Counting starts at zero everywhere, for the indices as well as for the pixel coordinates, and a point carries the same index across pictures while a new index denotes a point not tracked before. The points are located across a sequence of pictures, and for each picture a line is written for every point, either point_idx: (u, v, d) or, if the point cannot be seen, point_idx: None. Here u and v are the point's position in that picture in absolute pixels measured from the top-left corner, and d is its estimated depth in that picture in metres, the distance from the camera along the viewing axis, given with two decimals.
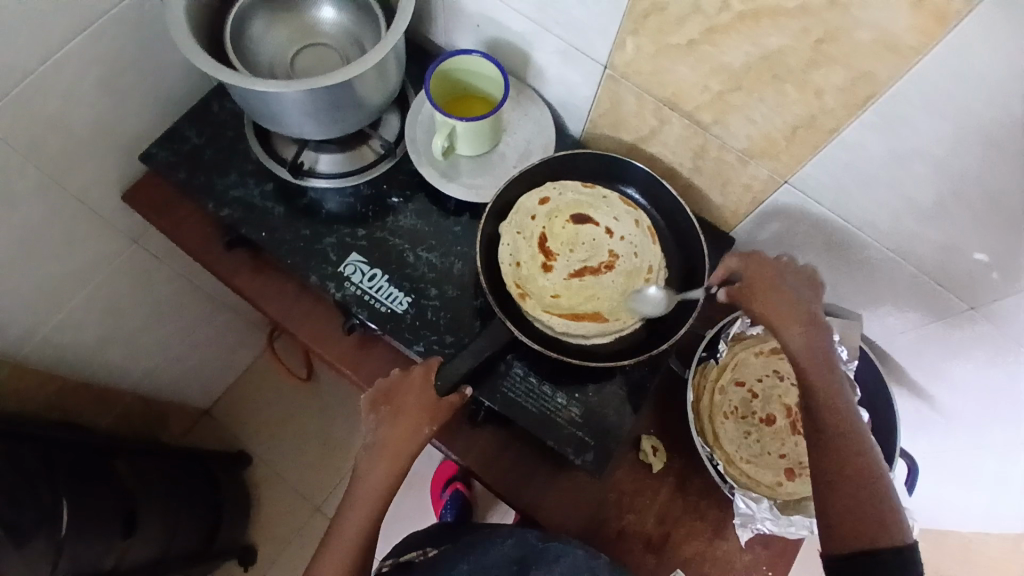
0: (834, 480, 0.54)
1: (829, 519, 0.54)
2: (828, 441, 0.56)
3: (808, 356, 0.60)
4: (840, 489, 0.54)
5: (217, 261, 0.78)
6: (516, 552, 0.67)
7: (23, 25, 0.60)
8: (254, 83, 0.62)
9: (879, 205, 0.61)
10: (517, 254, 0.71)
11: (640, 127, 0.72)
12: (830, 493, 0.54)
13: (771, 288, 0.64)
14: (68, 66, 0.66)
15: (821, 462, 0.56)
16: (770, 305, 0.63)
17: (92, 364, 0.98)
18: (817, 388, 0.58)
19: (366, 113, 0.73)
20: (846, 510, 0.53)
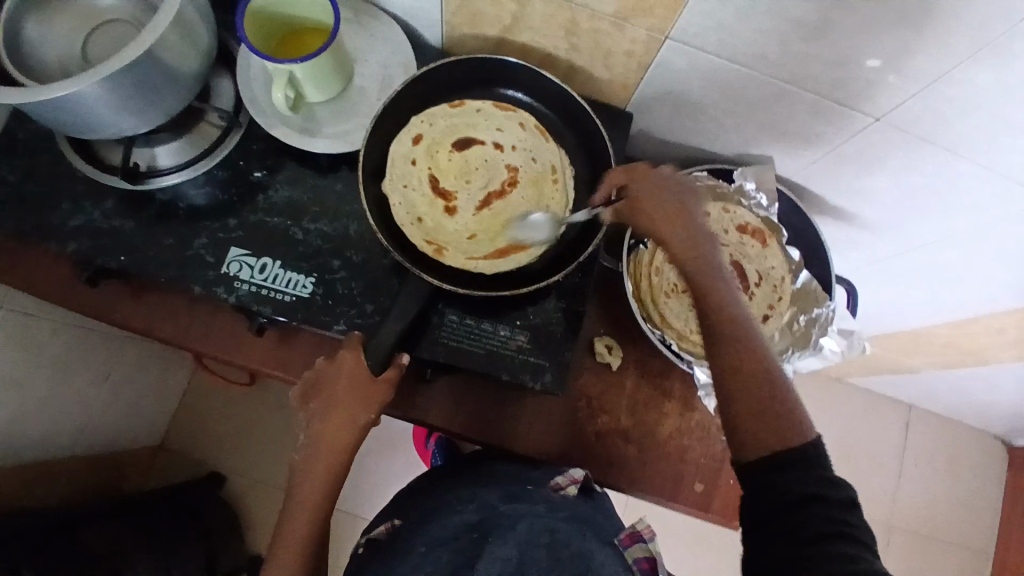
0: (743, 388, 0.51)
1: (742, 426, 0.51)
2: (722, 345, 0.52)
3: (695, 255, 0.55)
4: (746, 392, 0.51)
5: (85, 301, 0.68)
6: (475, 517, 0.65)
7: None
8: (39, 94, 0.52)
9: (765, 36, 0.57)
10: (415, 209, 0.64)
11: (501, 16, 0.64)
12: (739, 399, 0.51)
13: (665, 198, 0.57)
14: None
15: (720, 368, 0.52)
16: (652, 218, 0.56)
17: (7, 448, 0.89)
18: (710, 291, 0.53)
19: (190, 84, 0.61)
20: (755, 413, 0.50)
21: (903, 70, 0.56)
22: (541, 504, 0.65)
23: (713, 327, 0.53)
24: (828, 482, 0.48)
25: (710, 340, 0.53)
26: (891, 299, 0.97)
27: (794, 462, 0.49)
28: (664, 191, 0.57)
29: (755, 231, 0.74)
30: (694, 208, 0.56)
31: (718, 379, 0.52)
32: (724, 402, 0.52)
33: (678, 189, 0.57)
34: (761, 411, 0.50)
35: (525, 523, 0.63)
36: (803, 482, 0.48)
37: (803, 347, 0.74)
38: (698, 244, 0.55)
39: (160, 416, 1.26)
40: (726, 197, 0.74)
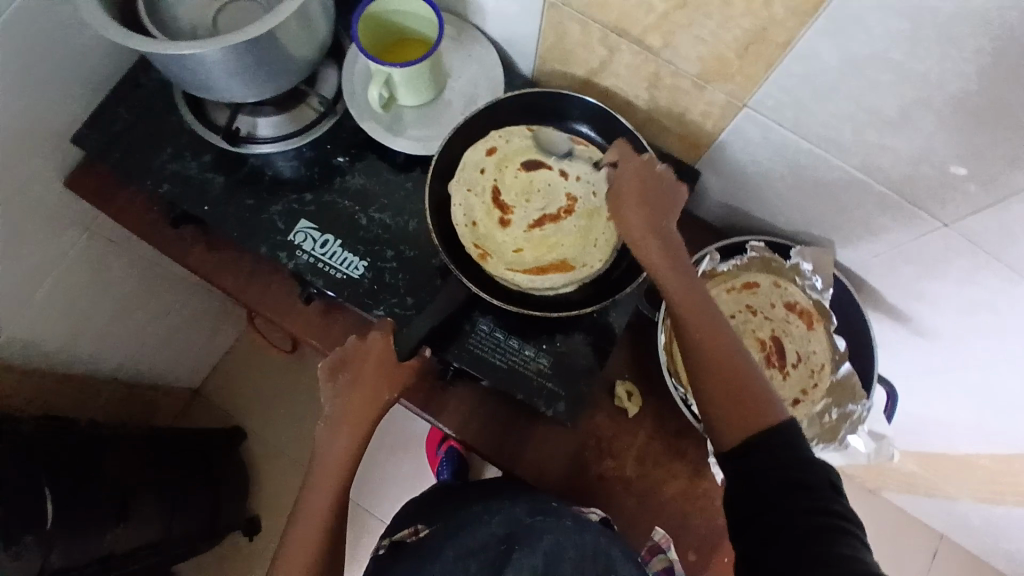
0: (710, 373, 0.54)
1: (714, 411, 0.53)
2: (692, 334, 0.55)
3: (663, 255, 0.58)
4: (715, 376, 0.53)
5: (166, 241, 0.75)
6: (503, 529, 0.63)
7: None
8: (166, 47, 0.58)
9: (841, 120, 0.58)
10: (472, 212, 0.67)
11: (590, 59, 0.68)
12: (709, 383, 0.54)
13: (646, 194, 0.59)
14: None
15: (693, 357, 0.55)
16: (631, 209, 0.59)
17: (65, 357, 0.97)
18: (676, 285, 0.57)
19: (299, 67, 0.68)
20: (722, 396, 0.53)
21: (982, 181, 0.55)
22: (569, 521, 0.62)
23: (683, 318, 0.56)
24: (800, 461, 0.48)
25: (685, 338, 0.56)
26: (940, 417, 0.92)
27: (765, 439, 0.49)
28: (620, 187, 0.60)
29: (802, 311, 0.74)
30: (665, 209, 0.60)
31: (691, 367, 0.55)
32: (698, 389, 0.55)
33: (648, 182, 0.60)
34: (728, 395, 0.52)
35: (554, 536, 0.61)
36: (784, 457, 0.48)
37: (829, 441, 0.71)
38: (670, 244, 0.59)
39: (202, 364, 1.34)
40: (778, 271, 0.75)
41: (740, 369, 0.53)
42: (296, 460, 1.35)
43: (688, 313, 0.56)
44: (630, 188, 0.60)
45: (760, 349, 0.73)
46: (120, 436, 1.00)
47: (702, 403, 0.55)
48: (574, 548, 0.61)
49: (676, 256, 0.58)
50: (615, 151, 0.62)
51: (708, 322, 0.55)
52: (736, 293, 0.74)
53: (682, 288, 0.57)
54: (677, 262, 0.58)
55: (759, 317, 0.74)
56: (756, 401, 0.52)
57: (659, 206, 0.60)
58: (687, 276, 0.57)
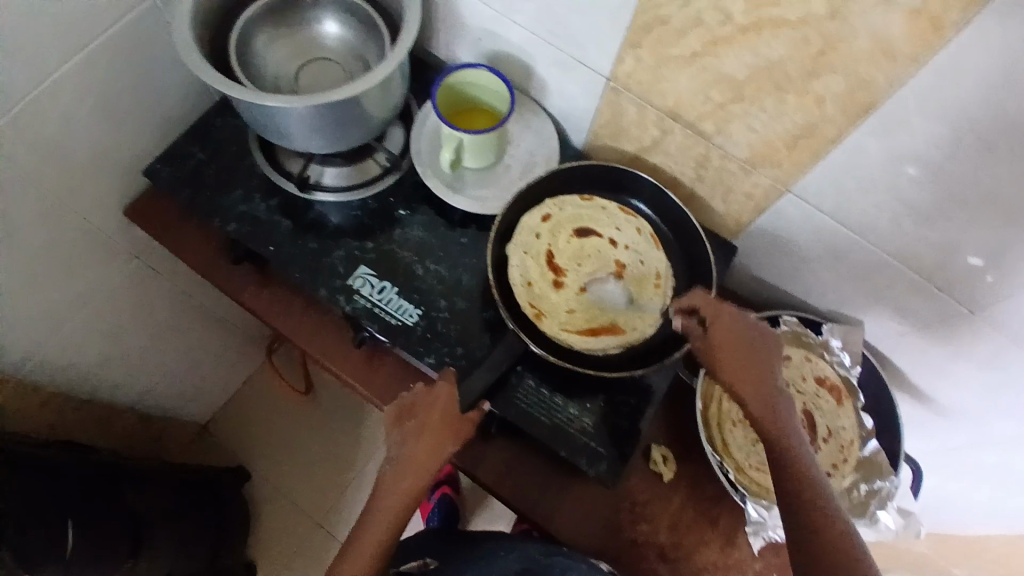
0: (808, 528, 0.52)
1: (809, 569, 0.51)
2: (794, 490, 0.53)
3: (758, 390, 0.57)
4: (813, 534, 0.51)
5: (223, 276, 0.77)
6: (518, 565, 0.76)
7: (25, 45, 0.60)
8: (262, 99, 0.63)
9: (878, 209, 0.63)
10: (528, 274, 0.70)
11: (642, 137, 0.73)
12: (803, 540, 0.52)
13: (733, 352, 0.57)
14: (63, 90, 0.67)
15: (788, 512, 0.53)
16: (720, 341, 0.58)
17: (90, 382, 0.97)
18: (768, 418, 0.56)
19: (371, 126, 0.72)
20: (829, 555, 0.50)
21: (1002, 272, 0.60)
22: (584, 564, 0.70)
23: (786, 472, 0.54)
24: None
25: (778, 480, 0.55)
26: (956, 497, 0.94)
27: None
28: (713, 342, 0.57)
29: (833, 387, 0.77)
30: (759, 337, 0.58)
31: (787, 518, 0.54)
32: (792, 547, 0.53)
33: (739, 313, 0.59)
34: (825, 553, 0.51)
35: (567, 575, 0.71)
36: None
37: (860, 515, 0.73)
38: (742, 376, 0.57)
39: (216, 399, 1.33)
40: (809, 346, 0.77)
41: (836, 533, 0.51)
42: (299, 504, 1.32)
43: (788, 463, 0.54)
44: (725, 351, 0.57)
45: None
46: (131, 467, 0.98)
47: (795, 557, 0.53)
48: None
49: (767, 390, 0.57)
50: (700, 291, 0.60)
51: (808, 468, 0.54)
52: None
53: (778, 428, 0.55)
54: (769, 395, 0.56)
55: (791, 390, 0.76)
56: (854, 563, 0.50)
57: (747, 337, 0.58)
58: (779, 413, 0.56)
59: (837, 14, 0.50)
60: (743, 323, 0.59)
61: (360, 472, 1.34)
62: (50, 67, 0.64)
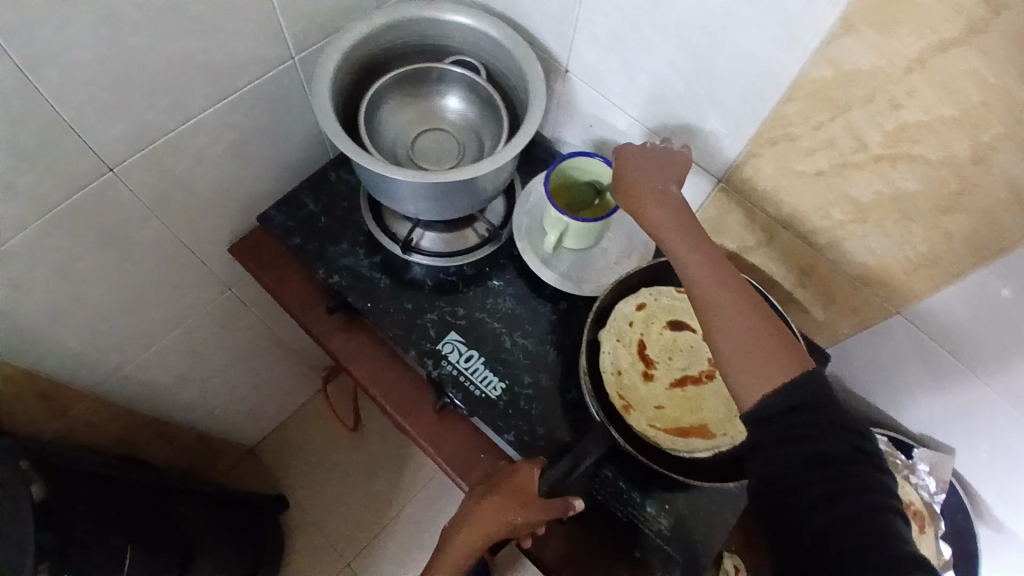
0: (749, 348, 0.52)
1: (752, 393, 0.51)
2: (739, 337, 0.53)
3: (701, 252, 0.57)
4: (755, 354, 0.52)
5: (313, 320, 0.79)
6: None
7: (172, 92, 0.65)
8: (389, 170, 0.66)
9: (993, 348, 0.61)
10: (618, 362, 0.69)
11: (745, 238, 0.74)
12: (743, 361, 0.52)
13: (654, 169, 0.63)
14: (202, 131, 0.71)
15: (726, 342, 0.53)
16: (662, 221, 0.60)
17: (164, 401, 1.00)
18: (711, 291, 0.55)
19: (479, 200, 0.75)
20: (778, 426, 0.50)
21: None
22: None
23: (729, 332, 0.53)
24: (841, 424, 0.49)
25: (715, 317, 0.54)
26: None
27: (805, 393, 0.50)
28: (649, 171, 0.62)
29: (916, 513, 0.73)
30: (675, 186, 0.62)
31: (730, 372, 0.53)
32: (732, 374, 0.52)
33: (665, 157, 0.64)
34: (765, 372, 0.51)
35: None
36: (822, 427, 0.49)
37: None
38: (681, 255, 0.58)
39: (267, 425, 1.35)
40: (892, 467, 0.74)
41: (769, 322, 0.53)
42: (331, 542, 1.31)
43: (730, 329, 0.53)
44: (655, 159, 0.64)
45: None
46: (187, 490, 0.99)
47: (735, 385, 0.53)
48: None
49: (706, 249, 0.58)
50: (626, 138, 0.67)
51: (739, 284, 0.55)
52: None
53: (711, 289, 0.55)
54: (717, 268, 0.56)
55: None
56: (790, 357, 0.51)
57: (683, 213, 0.60)
58: (714, 259, 0.57)
59: (982, 162, 0.50)
60: (675, 202, 0.61)
61: (396, 516, 1.33)
62: (191, 112, 0.68)
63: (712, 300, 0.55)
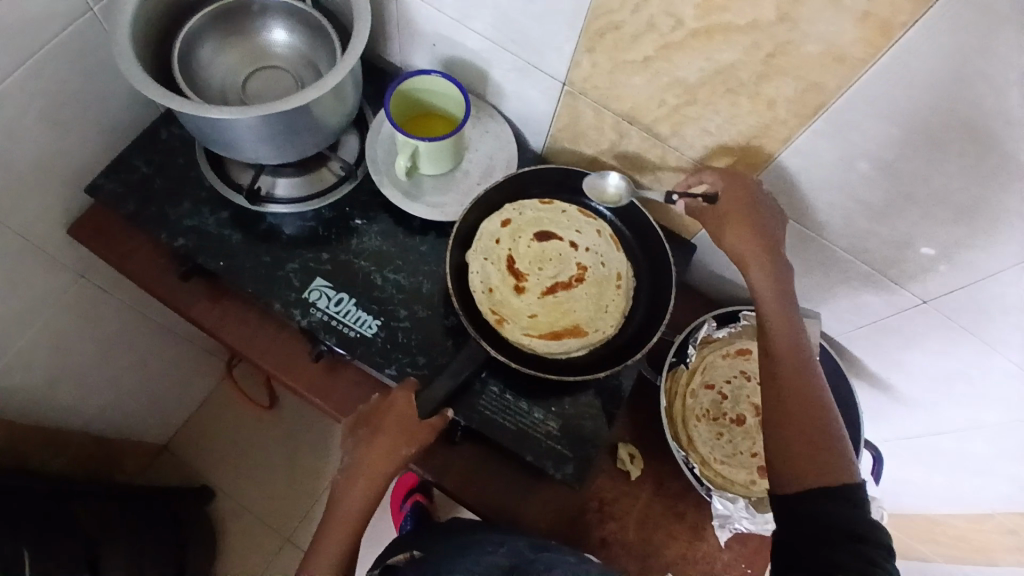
0: (796, 432, 0.56)
1: (786, 471, 0.56)
2: (793, 421, 0.57)
3: (783, 326, 0.62)
4: (801, 445, 0.56)
5: (172, 292, 0.74)
6: (508, 560, 0.69)
7: None
8: (206, 109, 0.59)
9: (832, 206, 0.64)
10: (489, 280, 0.70)
11: (600, 140, 0.73)
12: (791, 444, 0.56)
13: (747, 215, 0.63)
14: (6, 102, 0.63)
15: (778, 420, 0.58)
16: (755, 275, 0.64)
17: (40, 405, 0.92)
18: (785, 368, 0.60)
19: (324, 135, 0.70)
20: (802, 502, 0.54)
21: (952, 261, 0.61)
22: (570, 555, 0.68)
23: (788, 416, 0.57)
24: (860, 516, 0.52)
25: (774, 393, 0.59)
26: (911, 479, 0.97)
27: (841, 497, 0.53)
28: (725, 206, 0.64)
29: None
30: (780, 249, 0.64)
31: (773, 443, 0.58)
32: (772, 445, 0.58)
33: (753, 199, 0.64)
34: (801, 460, 0.55)
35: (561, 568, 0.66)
36: (836, 511, 0.52)
37: None
38: (776, 326, 0.62)
39: (174, 419, 1.28)
40: None
41: (822, 426, 0.57)
42: (267, 521, 1.28)
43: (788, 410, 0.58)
44: (735, 203, 0.64)
45: (755, 414, 0.76)
46: (82, 494, 0.93)
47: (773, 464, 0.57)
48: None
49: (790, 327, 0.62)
50: (718, 169, 0.66)
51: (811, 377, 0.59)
52: (731, 359, 0.78)
53: (790, 365, 0.60)
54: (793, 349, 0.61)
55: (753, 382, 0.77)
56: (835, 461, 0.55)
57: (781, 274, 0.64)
58: (794, 338, 0.61)
59: (787, 19, 0.50)
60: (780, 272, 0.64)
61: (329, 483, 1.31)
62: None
63: (783, 377, 0.59)
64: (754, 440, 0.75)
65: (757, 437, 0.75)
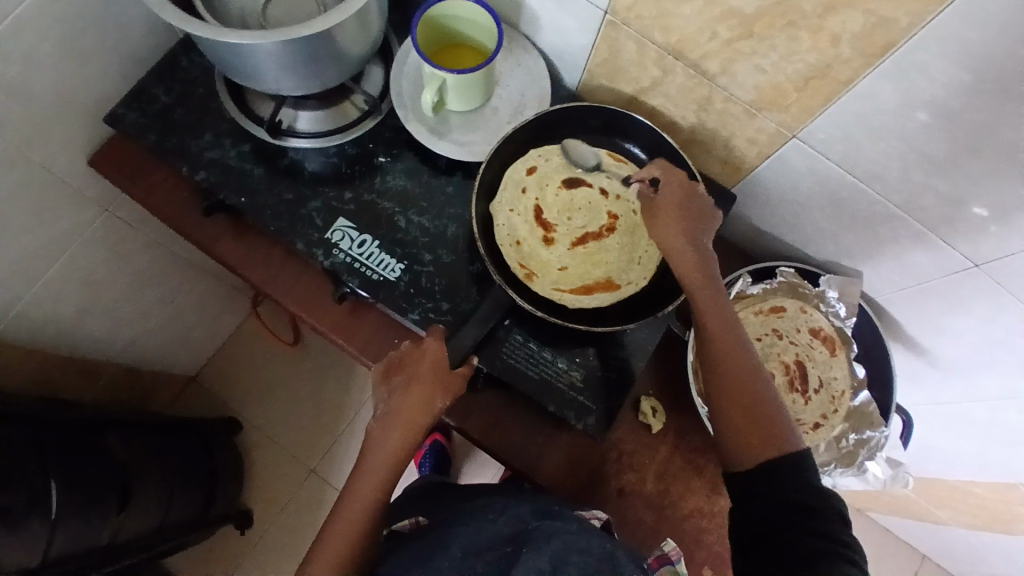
0: (737, 408, 0.56)
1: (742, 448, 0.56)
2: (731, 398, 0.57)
3: (709, 298, 0.59)
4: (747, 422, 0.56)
5: (195, 229, 0.74)
6: (508, 530, 0.62)
7: None
8: (224, 34, 0.56)
9: (888, 157, 0.59)
10: (516, 233, 0.69)
11: (641, 78, 0.68)
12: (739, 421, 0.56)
13: (679, 207, 0.61)
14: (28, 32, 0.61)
15: (724, 401, 0.57)
16: (673, 237, 0.61)
17: (72, 336, 0.93)
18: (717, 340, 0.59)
19: (347, 64, 0.66)
20: (768, 481, 0.53)
21: (1009, 224, 0.57)
22: (573, 524, 0.61)
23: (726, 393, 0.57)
24: (811, 490, 0.52)
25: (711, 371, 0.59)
26: (941, 445, 0.95)
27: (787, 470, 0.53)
28: (664, 195, 0.62)
29: (826, 338, 0.74)
30: (699, 222, 0.62)
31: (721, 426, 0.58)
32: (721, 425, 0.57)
33: (692, 196, 0.62)
34: (757, 436, 0.55)
35: (561, 538, 0.59)
36: (792, 489, 0.52)
37: (847, 465, 0.73)
38: (718, 303, 0.60)
39: (201, 351, 1.31)
40: (804, 297, 0.75)
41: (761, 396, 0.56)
42: (292, 453, 1.33)
43: (739, 378, 0.57)
44: (676, 199, 0.62)
45: (785, 372, 0.73)
46: (116, 420, 0.96)
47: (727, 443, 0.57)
48: (580, 554, 0.58)
49: (715, 298, 0.60)
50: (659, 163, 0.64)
51: (737, 349, 0.58)
52: (764, 316, 0.74)
53: (722, 334, 0.59)
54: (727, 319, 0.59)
55: (785, 340, 0.74)
56: (775, 432, 0.55)
57: (701, 253, 0.61)
58: (725, 311, 0.59)
59: None
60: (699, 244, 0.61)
61: (350, 420, 1.34)
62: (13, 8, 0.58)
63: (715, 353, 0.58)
64: (782, 399, 0.73)
65: (785, 396, 0.73)
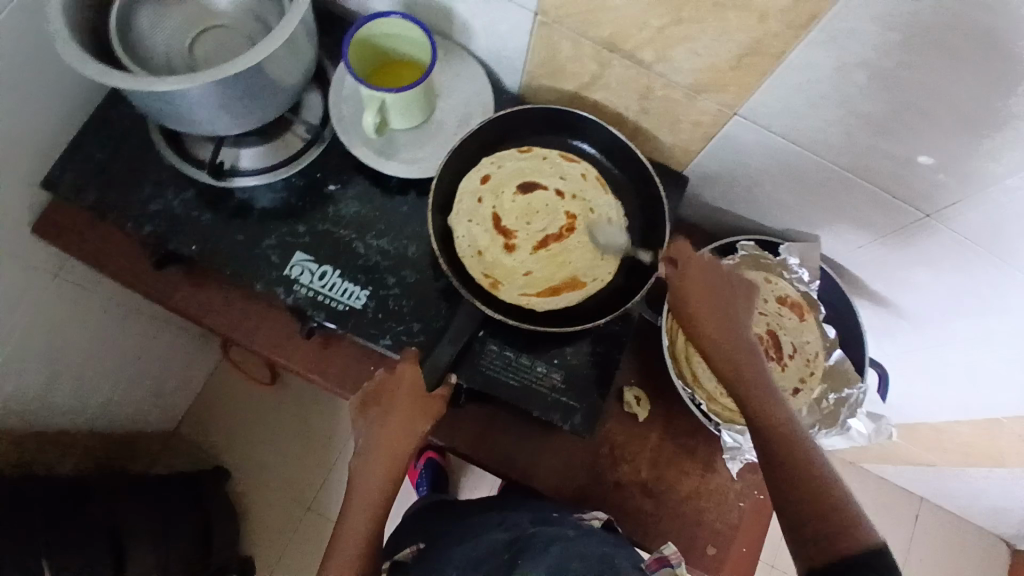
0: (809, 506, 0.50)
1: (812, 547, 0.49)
2: (796, 493, 0.51)
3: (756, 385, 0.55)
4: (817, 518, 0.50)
5: (150, 283, 0.72)
6: (504, 537, 0.62)
7: None
8: (151, 83, 0.54)
9: (829, 123, 0.60)
10: (477, 242, 0.69)
11: (580, 73, 0.68)
12: (806, 516, 0.50)
13: (715, 290, 0.58)
14: None
15: (788, 488, 0.51)
16: (705, 315, 0.57)
17: (39, 410, 0.90)
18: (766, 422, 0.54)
19: (283, 96, 0.65)
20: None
21: (953, 170, 0.58)
22: (571, 529, 0.61)
23: (791, 487, 0.51)
24: None
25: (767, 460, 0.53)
26: (919, 391, 0.98)
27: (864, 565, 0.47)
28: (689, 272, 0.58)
29: (793, 303, 0.75)
30: (732, 298, 0.58)
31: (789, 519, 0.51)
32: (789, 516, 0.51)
33: (711, 269, 0.58)
34: (834, 535, 0.48)
35: (561, 543, 0.58)
36: None
37: (831, 424, 0.74)
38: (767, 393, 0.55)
39: (178, 403, 1.27)
40: (767, 267, 0.76)
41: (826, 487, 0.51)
42: (286, 493, 1.30)
43: (799, 468, 0.51)
44: (702, 273, 0.58)
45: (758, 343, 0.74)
46: (98, 488, 0.93)
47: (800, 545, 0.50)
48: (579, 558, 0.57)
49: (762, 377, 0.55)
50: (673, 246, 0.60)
51: (790, 430, 0.53)
52: None
53: (775, 415, 0.54)
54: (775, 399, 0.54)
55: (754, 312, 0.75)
56: (846, 526, 0.48)
57: (740, 335, 0.57)
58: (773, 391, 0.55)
59: None
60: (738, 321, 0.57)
61: (340, 450, 1.32)
62: None
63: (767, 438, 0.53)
64: None
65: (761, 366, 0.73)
